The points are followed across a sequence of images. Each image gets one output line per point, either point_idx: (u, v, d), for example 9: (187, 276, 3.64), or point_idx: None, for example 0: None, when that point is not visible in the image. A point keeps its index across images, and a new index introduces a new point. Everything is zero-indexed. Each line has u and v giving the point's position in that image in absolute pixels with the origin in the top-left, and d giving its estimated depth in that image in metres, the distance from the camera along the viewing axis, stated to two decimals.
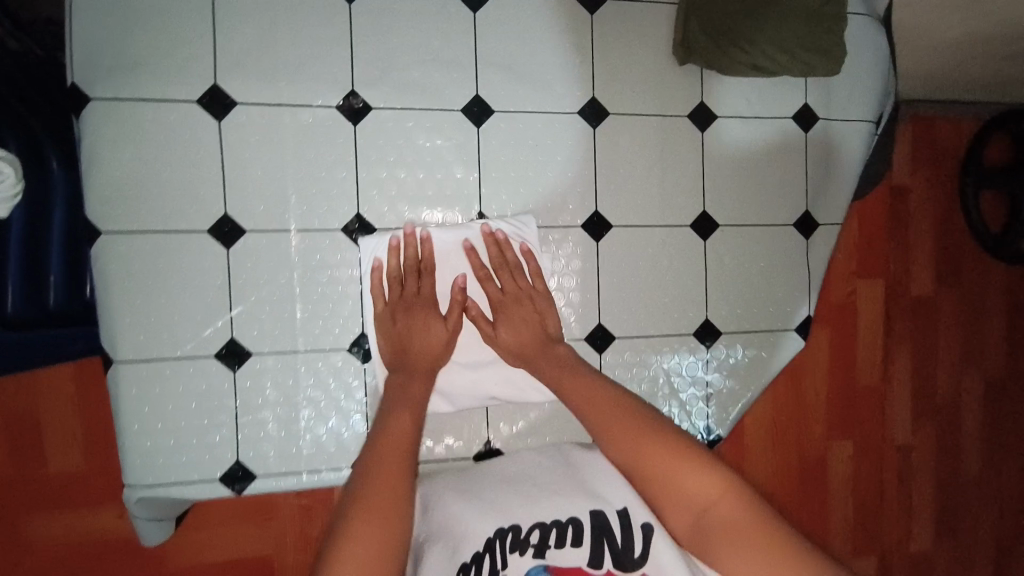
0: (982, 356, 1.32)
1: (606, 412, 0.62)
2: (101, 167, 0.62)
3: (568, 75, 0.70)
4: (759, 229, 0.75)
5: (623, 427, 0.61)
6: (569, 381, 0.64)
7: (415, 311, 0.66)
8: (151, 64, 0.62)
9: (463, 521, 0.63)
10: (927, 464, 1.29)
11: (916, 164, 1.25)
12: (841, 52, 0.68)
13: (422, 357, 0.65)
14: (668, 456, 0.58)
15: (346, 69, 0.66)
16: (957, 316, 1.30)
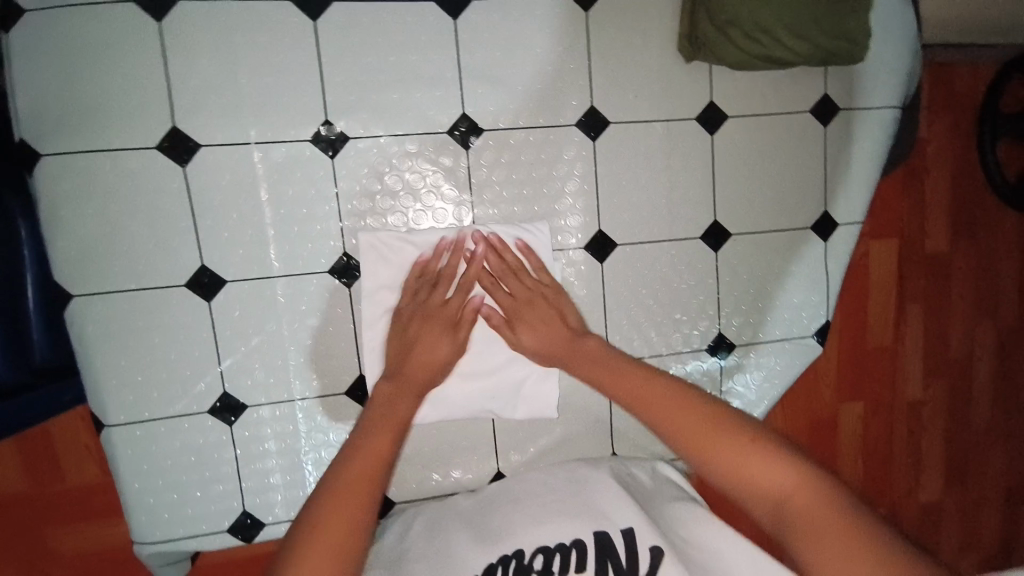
0: (996, 310, 1.28)
1: (657, 399, 0.56)
2: (63, 223, 0.57)
3: (563, 83, 0.63)
4: (774, 235, 0.70)
5: (678, 411, 0.54)
6: (608, 376, 0.60)
7: (432, 317, 0.62)
8: (102, 109, 0.56)
9: (463, 551, 0.60)
10: (938, 422, 1.28)
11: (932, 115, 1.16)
12: (864, 36, 0.61)
13: (427, 360, 0.61)
14: (736, 443, 0.51)
15: (317, 96, 0.59)
16: (972, 272, 1.24)
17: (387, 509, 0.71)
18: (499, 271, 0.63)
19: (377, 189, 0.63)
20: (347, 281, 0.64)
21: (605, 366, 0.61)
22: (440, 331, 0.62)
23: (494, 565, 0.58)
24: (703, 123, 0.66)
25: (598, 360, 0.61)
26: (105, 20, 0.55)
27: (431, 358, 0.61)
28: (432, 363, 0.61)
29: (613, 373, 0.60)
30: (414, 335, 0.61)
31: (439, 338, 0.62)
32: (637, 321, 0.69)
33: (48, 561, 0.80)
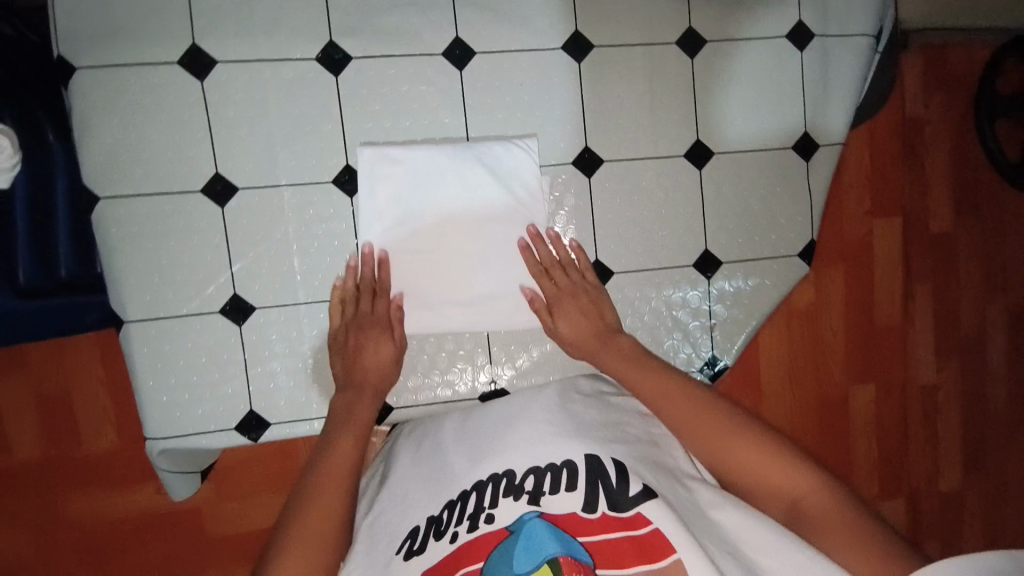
0: (1008, 287, 1.26)
1: (691, 410, 0.63)
2: (93, 134, 0.63)
3: (550, 9, 0.69)
4: (755, 155, 0.73)
5: (710, 427, 0.62)
6: (649, 384, 0.64)
7: (371, 342, 0.66)
8: (131, 30, 0.63)
9: (455, 467, 0.63)
10: (952, 402, 1.26)
11: (931, 93, 1.17)
12: None
13: (379, 380, 0.67)
14: (761, 453, 0.61)
15: (323, 18, 0.65)
16: (978, 252, 1.24)
17: (386, 415, 0.73)
18: (541, 265, 0.69)
19: (379, 107, 0.67)
20: (350, 194, 0.69)
21: (640, 373, 0.65)
22: (392, 346, 0.67)
23: (484, 482, 0.61)
24: (684, 47, 0.71)
25: (632, 364, 0.66)
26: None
27: (380, 383, 0.67)
28: (378, 388, 0.67)
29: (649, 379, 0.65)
30: (359, 357, 0.66)
31: (383, 358, 0.67)
32: (624, 237, 0.72)
33: (61, 529, 0.83)
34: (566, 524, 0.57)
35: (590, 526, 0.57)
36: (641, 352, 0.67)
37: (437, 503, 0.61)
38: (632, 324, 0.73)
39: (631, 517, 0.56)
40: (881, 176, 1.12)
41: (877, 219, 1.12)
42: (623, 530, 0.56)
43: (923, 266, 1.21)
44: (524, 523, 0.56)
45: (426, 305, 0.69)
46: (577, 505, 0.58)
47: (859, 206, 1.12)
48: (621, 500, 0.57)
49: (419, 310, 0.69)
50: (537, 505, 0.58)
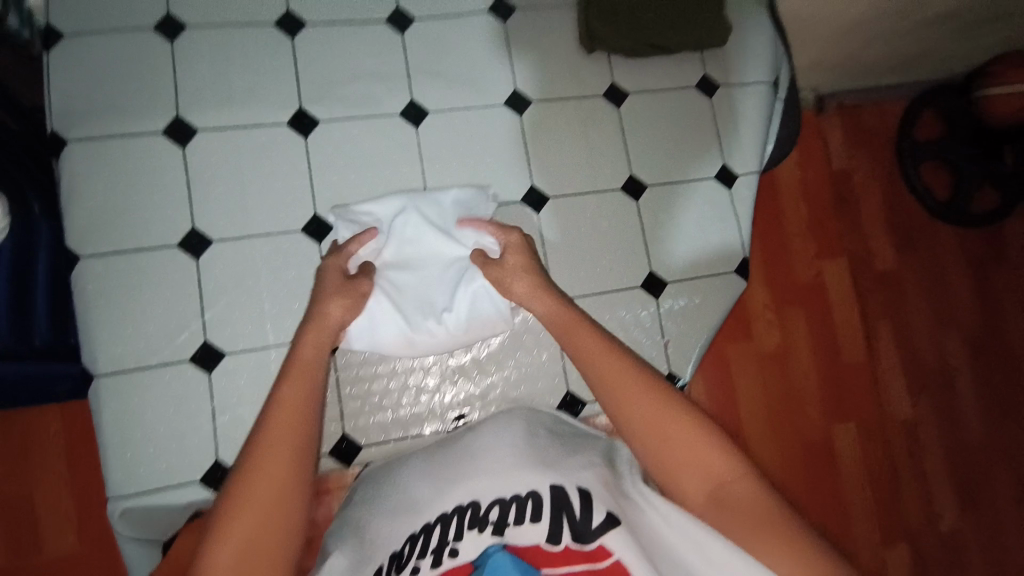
0: (959, 315, 1.32)
1: (613, 370, 0.54)
2: (79, 201, 0.69)
3: (491, 74, 0.80)
4: (683, 186, 0.82)
5: (632, 388, 0.52)
6: (579, 339, 0.57)
7: (328, 283, 0.63)
8: (119, 108, 0.71)
9: (421, 500, 0.58)
10: (932, 435, 1.28)
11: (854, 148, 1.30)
12: (714, 35, 0.81)
13: (321, 324, 0.58)
14: (688, 431, 0.50)
15: (294, 91, 0.75)
16: (924, 285, 1.31)
17: (356, 454, 0.73)
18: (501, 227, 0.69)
19: (343, 163, 0.75)
20: (318, 241, 0.74)
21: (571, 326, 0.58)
22: (354, 292, 0.63)
23: (449, 515, 0.55)
24: (609, 100, 0.82)
25: (570, 322, 0.59)
26: (127, 41, 0.72)
27: (324, 313, 0.59)
28: (325, 322, 0.58)
29: (579, 333, 0.58)
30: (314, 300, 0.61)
31: (340, 300, 0.61)
32: (574, 265, 0.78)
33: None
34: (531, 557, 0.50)
35: (553, 558, 0.49)
36: (579, 315, 0.60)
37: (399, 537, 0.55)
38: None
39: (594, 549, 0.48)
40: (818, 221, 1.23)
41: (824, 261, 1.21)
42: (585, 563, 0.48)
43: (875, 301, 1.27)
44: (488, 556, 0.49)
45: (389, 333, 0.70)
46: (541, 537, 0.51)
47: (807, 250, 1.21)
48: (585, 533, 0.50)
49: (383, 337, 0.70)
50: (501, 537, 0.51)
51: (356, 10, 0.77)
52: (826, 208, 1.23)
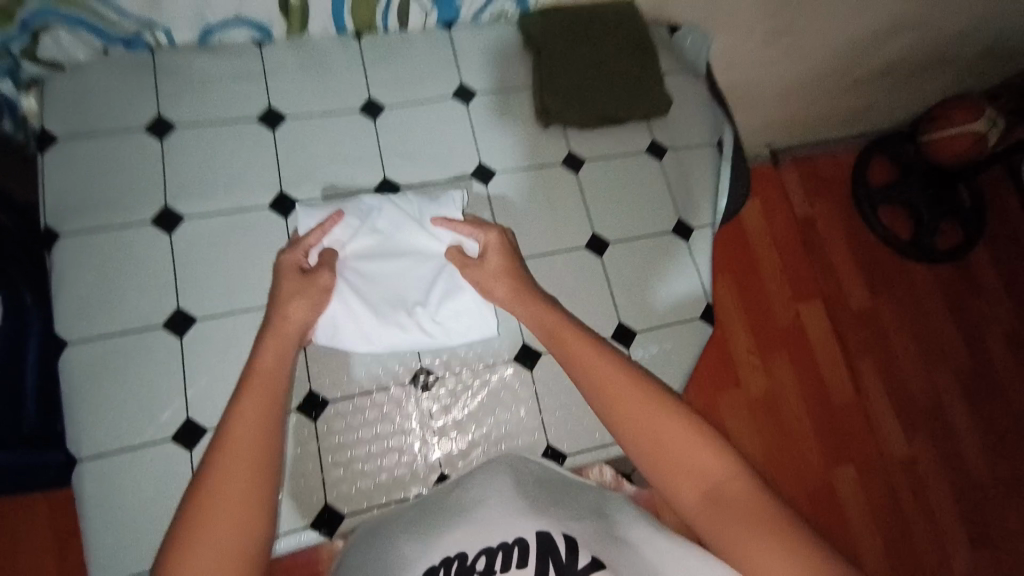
0: (940, 352, 1.39)
1: (607, 374, 0.57)
2: (69, 290, 0.73)
3: (457, 151, 0.87)
4: (644, 241, 0.88)
5: (627, 390, 0.55)
6: (568, 345, 0.60)
7: (288, 282, 0.65)
8: (109, 201, 0.75)
9: (414, 551, 0.55)
10: (935, 470, 1.28)
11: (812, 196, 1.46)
12: (659, 107, 0.90)
13: (283, 327, 0.61)
14: (684, 430, 0.52)
15: (274, 176, 0.80)
16: (902, 321, 1.39)
17: (338, 525, 0.72)
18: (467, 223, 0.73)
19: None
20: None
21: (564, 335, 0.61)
22: (312, 289, 0.66)
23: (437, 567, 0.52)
24: (568, 167, 0.89)
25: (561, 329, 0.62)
26: (116, 140, 0.76)
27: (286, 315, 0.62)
28: (284, 332, 0.60)
29: (572, 342, 0.61)
30: (277, 299, 0.64)
31: (301, 299, 0.64)
32: None
33: None
34: None
35: None
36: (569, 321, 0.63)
37: None
38: (564, 398, 0.80)
39: None
40: (792, 265, 1.29)
41: (800, 303, 1.27)
42: None
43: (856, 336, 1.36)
44: None
45: (353, 323, 0.72)
46: None
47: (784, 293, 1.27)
48: None
49: (348, 326, 0.72)
50: None
51: (332, 100, 0.83)
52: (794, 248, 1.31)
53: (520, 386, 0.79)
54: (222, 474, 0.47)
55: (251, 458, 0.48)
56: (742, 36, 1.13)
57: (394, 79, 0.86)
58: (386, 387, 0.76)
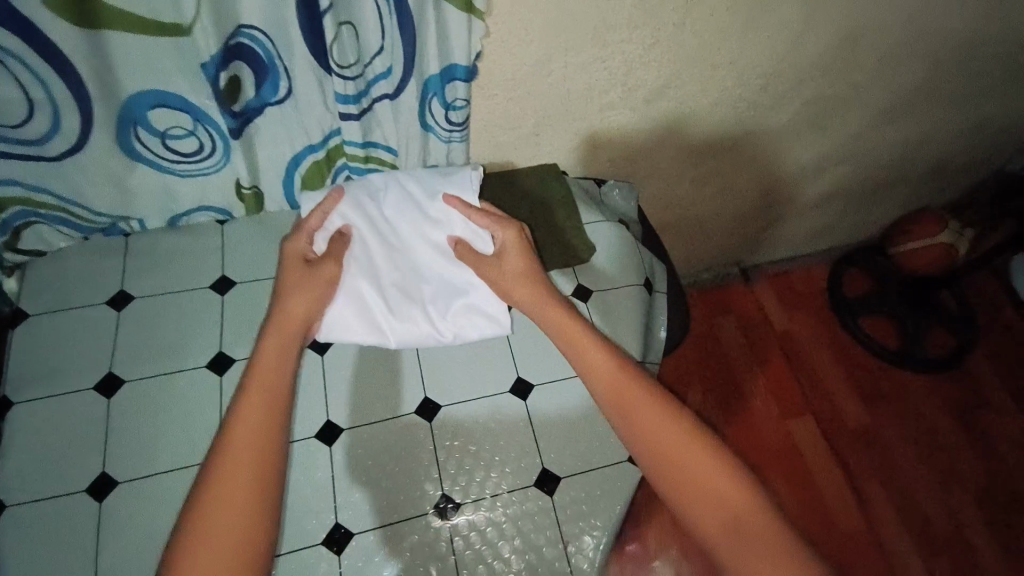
0: (901, 473, 1.70)
1: (660, 426, 0.71)
2: (11, 454, 0.77)
3: None
4: (572, 382, 0.89)
5: (679, 441, 0.70)
6: (617, 383, 0.75)
7: (294, 272, 0.79)
8: (63, 368, 0.82)
9: None
10: (911, 560, 1.57)
11: (745, 329, 1.91)
12: (576, 251, 1.00)
13: (285, 321, 0.75)
14: (727, 479, 0.68)
15: (216, 334, 0.87)
16: (882, 441, 1.75)
17: None
18: (472, 208, 0.85)
19: None
20: None
21: (613, 380, 0.75)
22: (315, 282, 0.79)
23: None
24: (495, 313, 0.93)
25: (609, 367, 0.76)
26: (81, 314, 0.86)
27: (284, 312, 0.76)
28: (285, 328, 0.75)
29: (616, 380, 0.75)
30: (285, 288, 0.77)
31: (302, 292, 0.78)
32: (468, 466, 0.82)
33: None
34: None
35: None
36: (614, 358, 0.77)
37: None
38: (484, 549, 0.77)
39: None
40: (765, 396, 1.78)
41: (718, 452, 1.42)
42: None
43: (848, 451, 1.73)
44: None
45: (371, 312, 0.83)
46: None
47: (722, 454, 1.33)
48: None
49: (364, 317, 0.82)
50: None
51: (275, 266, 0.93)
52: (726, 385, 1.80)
53: (439, 540, 0.77)
54: (229, 460, 0.63)
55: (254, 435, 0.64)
56: (669, 179, 1.27)
57: None
58: (298, 550, 0.75)
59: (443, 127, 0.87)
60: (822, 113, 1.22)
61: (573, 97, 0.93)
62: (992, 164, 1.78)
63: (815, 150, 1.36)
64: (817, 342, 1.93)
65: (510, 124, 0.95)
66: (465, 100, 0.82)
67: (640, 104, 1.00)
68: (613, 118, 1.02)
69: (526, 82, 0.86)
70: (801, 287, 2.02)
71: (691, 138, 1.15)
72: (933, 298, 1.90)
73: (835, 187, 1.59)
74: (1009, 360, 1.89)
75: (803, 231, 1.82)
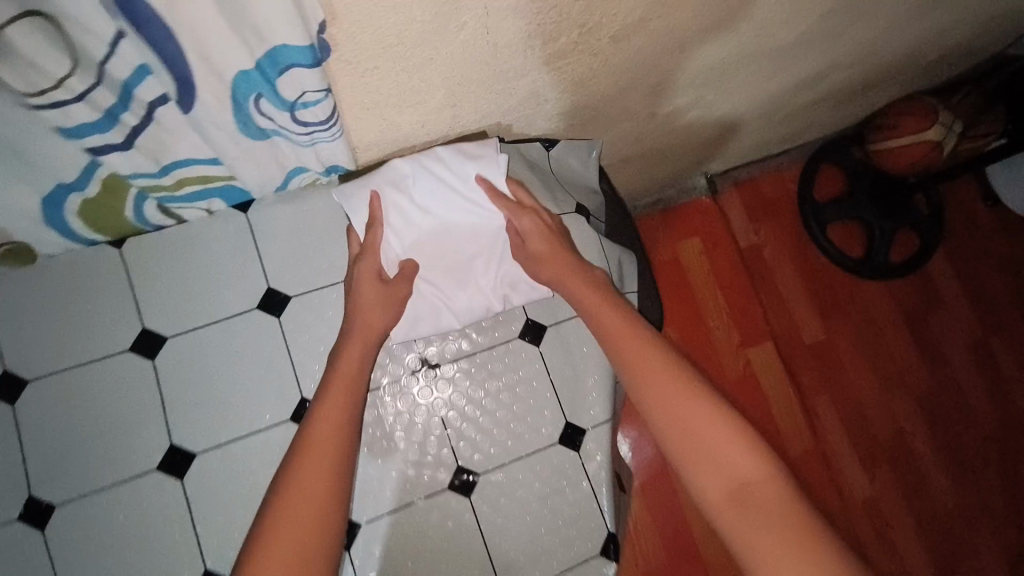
0: (852, 384, 1.71)
1: (645, 358, 0.63)
2: None
3: (270, 381, 0.66)
4: (525, 464, 0.72)
5: (664, 376, 0.62)
6: (632, 348, 0.64)
7: (368, 289, 0.67)
8: None
9: None
10: (852, 462, 1.66)
11: (712, 252, 1.72)
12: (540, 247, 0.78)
13: (367, 329, 0.65)
14: (714, 420, 0.60)
15: (22, 469, 0.62)
16: (850, 351, 1.74)
17: None
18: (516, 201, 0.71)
19: (93, 545, 0.61)
20: None
21: (626, 342, 0.65)
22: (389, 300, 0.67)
23: None
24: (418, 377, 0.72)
25: (625, 332, 0.65)
26: None
27: (367, 324, 0.65)
28: (365, 335, 0.65)
29: (631, 343, 0.64)
30: (354, 303, 0.66)
31: (383, 307, 0.67)
32: None
33: None
34: None
35: None
36: (628, 322, 0.66)
37: None
38: None
39: None
40: (736, 319, 1.68)
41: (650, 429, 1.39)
42: None
43: (807, 365, 1.71)
44: None
45: (437, 312, 0.72)
46: None
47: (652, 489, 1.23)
48: None
49: (431, 318, 0.72)
50: None
51: (82, 347, 0.65)
52: (693, 314, 1.67)
53: None
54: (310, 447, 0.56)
55: (336, 415, 0.58)
56: (639, 119, 0.96)
57: (168, 296, 0.67)
58: None
59: (297, 131, 0.55)
60: (839, 22, 0.91)
61: (504, 53, 0.59)
62: (999, 44, 1.50)
63: (822, 60, 1.05)
64: (782, 258, 1.78)
65: (409, 101, 0.60)
66: (321, 94, 0.49)
67: (607, 44, 0.66)
68: (567, 68, 0.67)
69: (424, 47, 0.52)
70: (771, 194, 1.80)
71: (673, 71, 0.82)
72: (905, 201, 1.73)
73: (828, 92, 1.31)
74: (975, 258, 1.80)
75: (782, 134, 1.56)
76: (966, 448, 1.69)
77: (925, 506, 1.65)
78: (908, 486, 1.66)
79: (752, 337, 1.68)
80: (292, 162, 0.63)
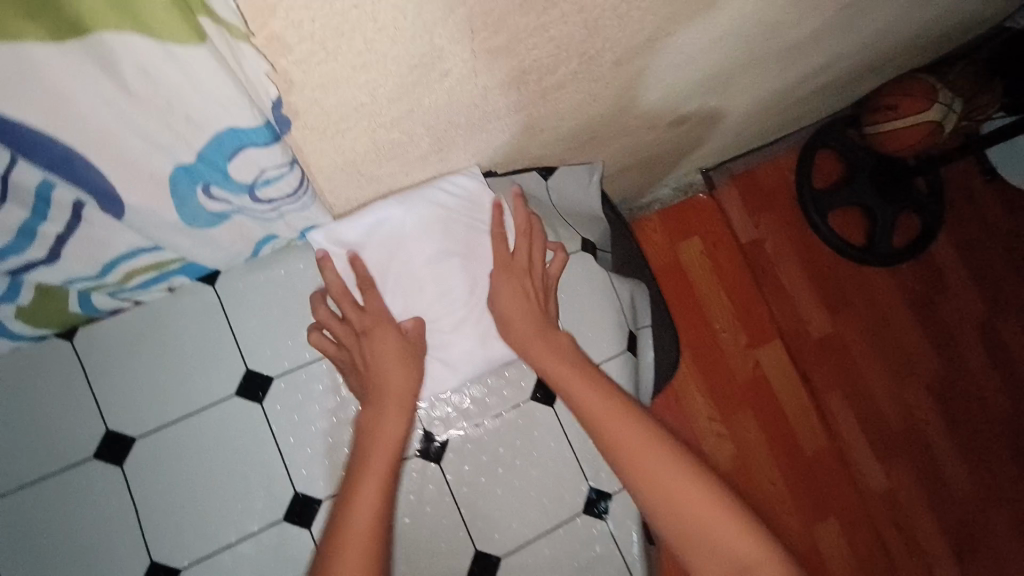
0: (863, 376, 1.67)
1: (629, 438, 0.58)
2: None
3: (254, 479, 0.63)
4: (547, 538, 0.68)
5: (651, 459, 0.57)
6: (616, 433, 0.59)
7: (384, 343, 0.61)
8: None
9: None
10: (869, 457, 1.62)
11: (714, 251, 1.66)
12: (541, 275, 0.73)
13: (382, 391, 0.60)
14: (706, 501, 0.55)
15: None
16: (858, 343, 1.69)
17: None
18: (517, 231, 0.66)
19: None
20: None
21: (608, 426, 0.59)
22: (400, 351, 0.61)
23: None
24: (425, 456, 0.66)
25: (609, 414, 0.60)
26: None
27: (389, 391, 0.60)
28: (390, 403, 0.60)
29: (612, 427, 0.59)
30: (371, 362, 0.61)
31: (405, 365, 0.61)
32: None
33: None
34: None
35: None
36: (611, 400, 0.61)
37: None
38: None
39: None
40: (741, 319, 1.63)
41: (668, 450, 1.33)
42: None
43: (817, 361, 1.66)
44: None
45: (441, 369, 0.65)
46: None
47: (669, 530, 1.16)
48: None
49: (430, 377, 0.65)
50: None
51: (51, 456, 0.62)
52: (699, 317, 1.62)
53: None
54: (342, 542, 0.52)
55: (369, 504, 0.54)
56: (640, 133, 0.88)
57: (128, 395, 0.63)
58: None
59: (257, 207, 0.51)
60: (851, 14, 0.83)
61: (494, 95, 0.51)
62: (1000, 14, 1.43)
63: (830, 50, 0.97)
64: (785, 252, 1.72)
65: (390, 153, 0.52)
66: (285, 167, 0.45)
67: (608, 69, 0.58)
68: (565, 97, 0.59)
69: (401, 102, 0.44)
70: (770, 185, 1.74)
71: (677, 84, 0.74)
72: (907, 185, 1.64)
73: (825, 82, 1.24)
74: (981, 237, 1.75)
75: (779, 124, 1.49)
76: (979, 434, 1.66)
77: (945, 495, 1.62)
78: (925, 477, 1.63)
79: (760, 337, 1.63)
80: (261, 233, 0.59)
